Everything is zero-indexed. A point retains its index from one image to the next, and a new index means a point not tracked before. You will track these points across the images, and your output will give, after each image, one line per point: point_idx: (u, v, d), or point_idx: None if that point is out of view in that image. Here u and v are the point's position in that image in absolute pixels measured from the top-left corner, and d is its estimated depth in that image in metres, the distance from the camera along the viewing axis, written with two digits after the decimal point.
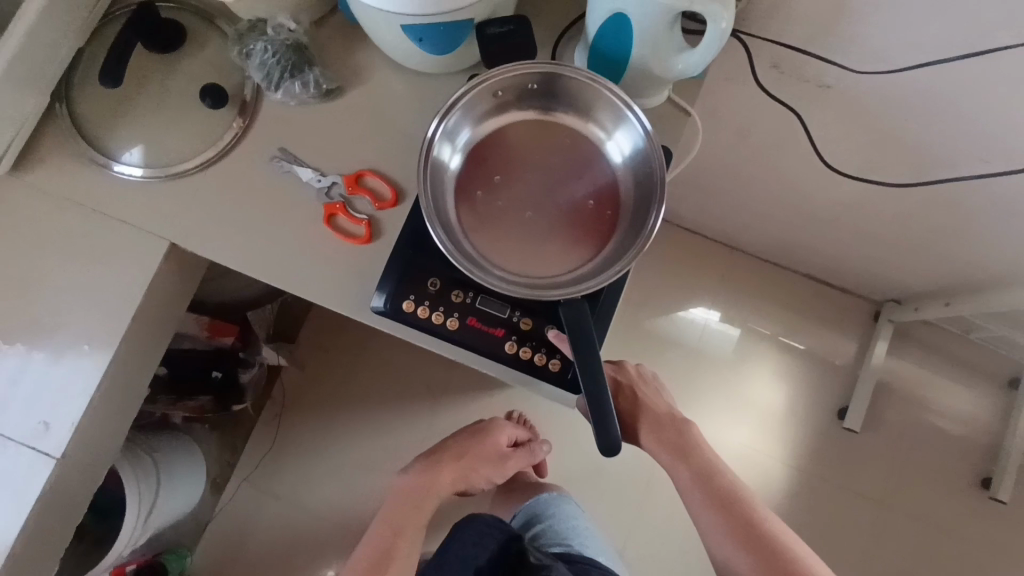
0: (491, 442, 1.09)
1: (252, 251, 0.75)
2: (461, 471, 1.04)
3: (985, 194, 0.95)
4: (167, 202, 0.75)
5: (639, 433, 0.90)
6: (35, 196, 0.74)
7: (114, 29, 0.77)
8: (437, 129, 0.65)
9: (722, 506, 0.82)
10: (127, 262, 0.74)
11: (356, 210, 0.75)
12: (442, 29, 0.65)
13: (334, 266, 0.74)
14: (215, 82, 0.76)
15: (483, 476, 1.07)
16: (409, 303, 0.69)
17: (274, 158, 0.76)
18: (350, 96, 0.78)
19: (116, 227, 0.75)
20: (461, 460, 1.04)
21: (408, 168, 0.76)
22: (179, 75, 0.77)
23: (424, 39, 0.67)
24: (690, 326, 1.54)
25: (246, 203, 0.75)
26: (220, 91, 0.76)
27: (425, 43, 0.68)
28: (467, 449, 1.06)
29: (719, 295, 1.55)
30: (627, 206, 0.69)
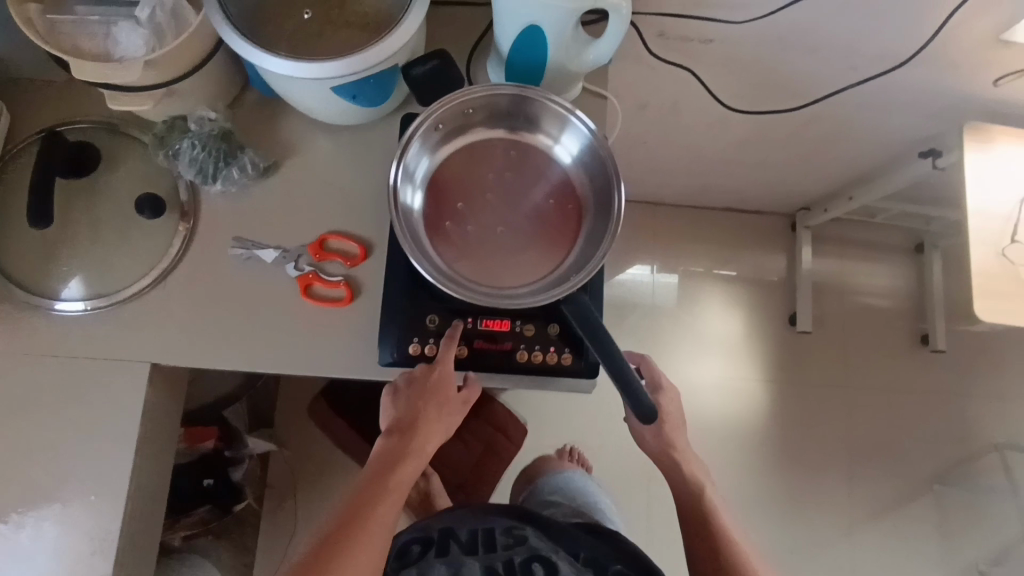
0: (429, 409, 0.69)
1: (241, 345, 0.73)
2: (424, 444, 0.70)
3: (856, 98, 1.08)
4: (135, 326, 0.72)
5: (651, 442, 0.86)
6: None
7: (20, 168, 0.73)
8: (394, 176, 0.68)
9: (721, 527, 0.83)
10: (112, 395, 0.70)
11: (330, 274, 0.76)
12: (372, 82, 0.68)
13: (326, 335, 0.75)
14: (147, 191, 0.74)
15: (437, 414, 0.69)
16: (415, 346, 0.71)
17: (233, 249, 0.75)
18: (288, 167, 0.78)
19: (90, 365, 0.71)
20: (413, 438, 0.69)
21: (368, 220, 0.77)
22: (107, 194, 0.74)
23: (357, 95, 0.69)
24: (641, 283, 1.63)
25: (217, 301, 0.74)
26: (156, 198, 0.74)
27: (359, 99, 0.70)
28: (410, 414, 0.69)
29: (656, 249, 1.66)
30: (588, 197, 0.74)
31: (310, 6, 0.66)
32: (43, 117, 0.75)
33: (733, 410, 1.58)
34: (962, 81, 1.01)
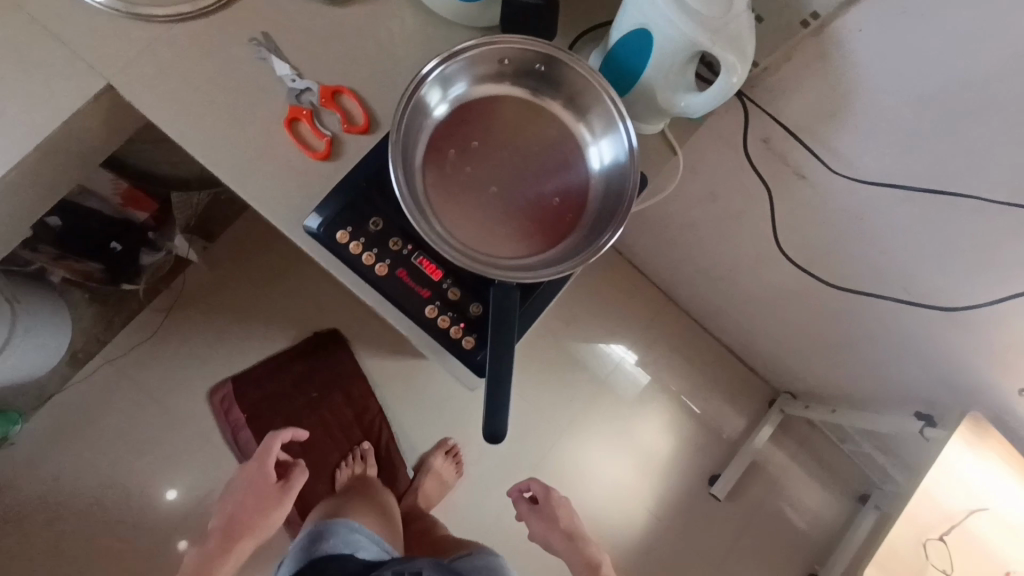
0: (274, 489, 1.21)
1: (198, 128, 0.69)
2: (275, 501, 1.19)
3: (894, 320, 1.02)
4: (120, 42, 0.69)
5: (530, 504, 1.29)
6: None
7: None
8: (433, 69, 0.63)
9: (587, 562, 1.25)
10: (54, 85, 0.67)
11: (323, 124, 0.72)
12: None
13: (278, 171, 0.70)
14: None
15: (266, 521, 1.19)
16: (344, 234, 0.66)
17: (254, 44, 0.72)
18: (354, 8, 0.74)
19: (55, 47, 0.68)
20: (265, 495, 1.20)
21: (388, 104, 0.74)
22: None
23: None
24: (605, 358, 1.58)
25: (206, 75, 0.70)
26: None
27: None
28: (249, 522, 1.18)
29: (641, 338, 1.59)
30: (588, 218, 0.68)
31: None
32: None
33: (605, 519, 1.51)
34: (996, 371, 0.95)
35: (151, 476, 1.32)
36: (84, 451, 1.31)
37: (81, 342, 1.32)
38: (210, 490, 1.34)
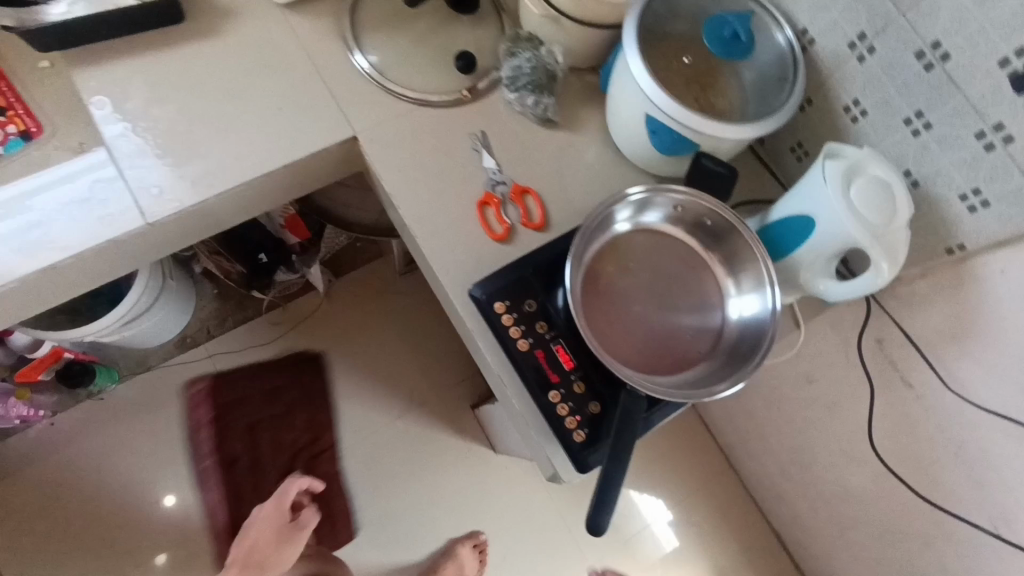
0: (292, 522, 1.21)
1: (408, 187, 0.83)
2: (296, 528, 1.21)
3: (976, 557, 0.99)
4: (375, 108, 0.86)
5: None
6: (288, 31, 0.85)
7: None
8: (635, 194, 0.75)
9: None
10: (316, 125, 0.83)
11: (506, 213, 0.84)
12: (677, 136, 0.76)
13: (458, 239, 0.82)
14: (472, 52, 0.89)
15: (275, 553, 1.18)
16: (502, 305, 0.75)
17: (472, 137, 0.87)
18: (557, 133, 0.89)
19: (327, 97, 0.84)
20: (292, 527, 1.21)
21: (561, 213, 0.86)
22: (452, 32, 0.90)
23: (655, 133, 0.77)
24: (638, 516, 1.53)
25: (428, 150, 0.85)
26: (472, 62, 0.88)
27: (653, 136, 0.78)
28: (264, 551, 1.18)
29: (691, 494, 1.56)
30: (712, 361, 0.75)
31: (693, 54, 0.78)
32: None
33: None
34: None
35: (204, 469, 1.38)
36: (152, 427, 1.38)
37: (194, 328, 1.45)
38: (250, 500, 1.38)
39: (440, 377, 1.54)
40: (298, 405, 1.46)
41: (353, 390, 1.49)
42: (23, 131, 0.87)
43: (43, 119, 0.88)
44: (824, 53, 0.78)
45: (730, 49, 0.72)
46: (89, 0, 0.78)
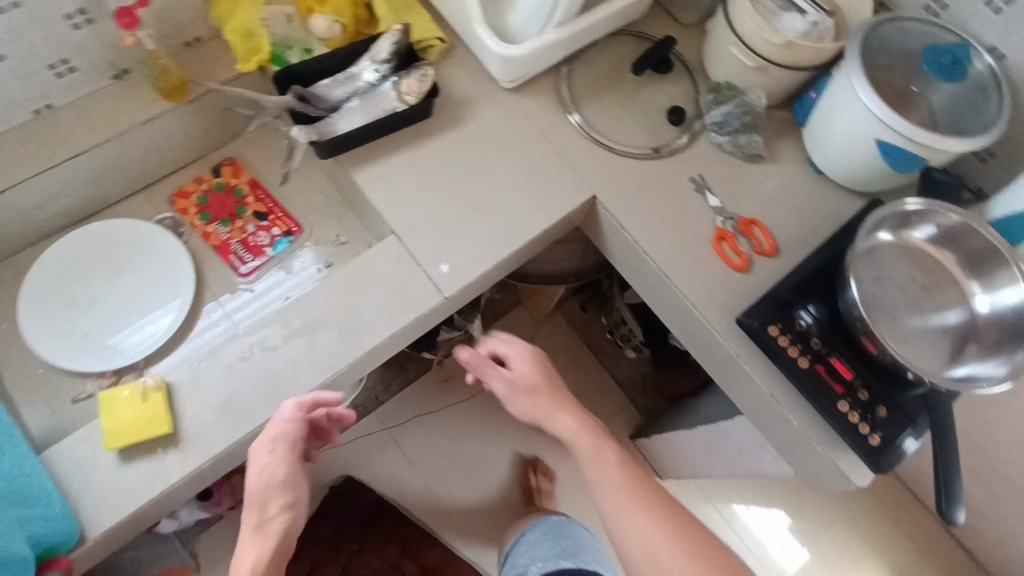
0: (289, 486, 0.71)
1: (650, 232, 0.92)
2: (577, 408, 0.89)
3: None
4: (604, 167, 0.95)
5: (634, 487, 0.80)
6: (518, 112, 0.97)
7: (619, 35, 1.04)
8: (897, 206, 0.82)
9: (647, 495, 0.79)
10: (561, 191, 0.93)
11: (740, 245, 0.93)
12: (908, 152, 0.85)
13: (706, 274, 0.90)
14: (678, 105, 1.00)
15: (273, 507, 0.70)
16: (776, 328, 0.83)
17: (691, 180, 0.96)
18: (764, 167, 0.98)
19: (563, 165, 0.95)
20: (540, 399, 0.89)
21: (787, 238, 0.94)
22: (653, 91, 1.01)
23: (891, 153, 0.86)
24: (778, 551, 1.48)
25: (658, 197, 0.94)
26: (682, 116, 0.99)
27: (889, 158, 0.86)
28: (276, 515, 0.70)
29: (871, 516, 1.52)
30: (978, 354, 0.80)
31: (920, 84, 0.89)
32: (654, 28, 1.06)
33: None
34: None
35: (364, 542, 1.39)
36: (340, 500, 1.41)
37: (362, 397, 1.51)
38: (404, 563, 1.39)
39: (596, 413, 1.57)
40: (471, 458, 1.50)
41: (519, 435, 1.53)
42: (286, 232, 0.96)
43: (300, 219, 0.97)
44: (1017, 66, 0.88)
45: (951, 72, 0.83)
46: (364, 107, 0.89)
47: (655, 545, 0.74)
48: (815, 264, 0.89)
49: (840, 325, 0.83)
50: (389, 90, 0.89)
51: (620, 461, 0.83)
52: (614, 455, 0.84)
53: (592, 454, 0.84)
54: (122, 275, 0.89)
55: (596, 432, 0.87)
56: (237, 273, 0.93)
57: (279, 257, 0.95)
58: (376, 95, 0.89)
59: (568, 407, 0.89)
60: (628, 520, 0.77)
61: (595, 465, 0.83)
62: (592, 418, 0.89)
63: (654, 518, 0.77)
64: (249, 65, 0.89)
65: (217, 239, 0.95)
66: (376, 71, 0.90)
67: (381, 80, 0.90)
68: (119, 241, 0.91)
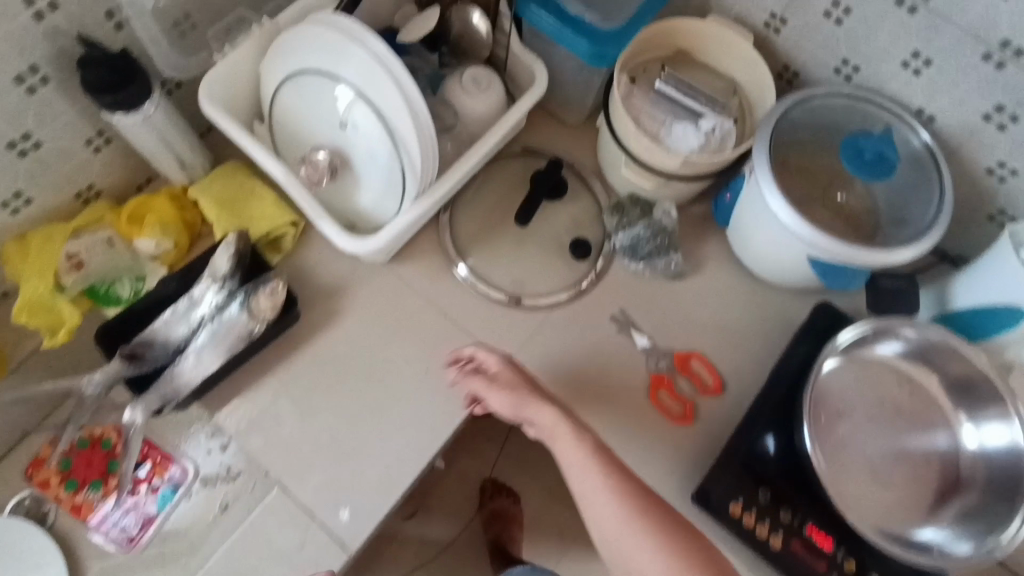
0: None
1: (578, 396, 0.80)
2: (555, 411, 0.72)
3: None
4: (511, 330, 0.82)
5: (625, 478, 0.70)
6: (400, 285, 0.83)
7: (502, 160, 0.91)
8: (842, 341, 0.72)
9: (618, 471, 0.70)
10: None
11: (680, 389, 0.81)
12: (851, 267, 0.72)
13: (649, 434, 0.79)
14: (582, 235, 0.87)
15: None
16: (737, 505, 0.72)
17: (613, 320, 0.83)
18: (691, 281, 0.86)
19: (464, 337, 0.82)
20: (516, 395, 0.73)
21: (732, 363, 0.82)
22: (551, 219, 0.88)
23: (826, 273, 0.74)
24: None
25: (580, 351, 0.82)
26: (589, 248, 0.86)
27: (824, 276, 0.75)
28: None
29: None
30: (973, 492, 0.70)
31: (845, 189, 0.75)
32: (540, 138, 0.91)
33: None
34: None
35: None
36: None
37: None
38: None
39: None
40: None
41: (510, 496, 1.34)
42: (172, 482, 0.76)
43: (184, 458, 0.77)
44: (951, 127, 0.74)
45: (878, 169, 0.68)
46: (214, 341, 0.74)
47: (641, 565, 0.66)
48: (770, 400, 0.77)
49: (809, 486, 0.72)
50: (238, 313, 0.74)
51: (596, 450, 0.71)
52: (592, 441, 0.71)
53: (574, 447, 0.71)
54: None
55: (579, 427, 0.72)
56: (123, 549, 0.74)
57: (166, 514, 0.75)
58: (223, 323, 0.74)
59: (546, 399, 0.73)
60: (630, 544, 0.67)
61: (568, 451, 0.71)
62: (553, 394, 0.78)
63: (613, 503, 0.69)
64: (58, 337, 0.74)
65: (89, 509, 0.76)
66: (218, 292, 0.75)
67: (227, 300, 0.75)
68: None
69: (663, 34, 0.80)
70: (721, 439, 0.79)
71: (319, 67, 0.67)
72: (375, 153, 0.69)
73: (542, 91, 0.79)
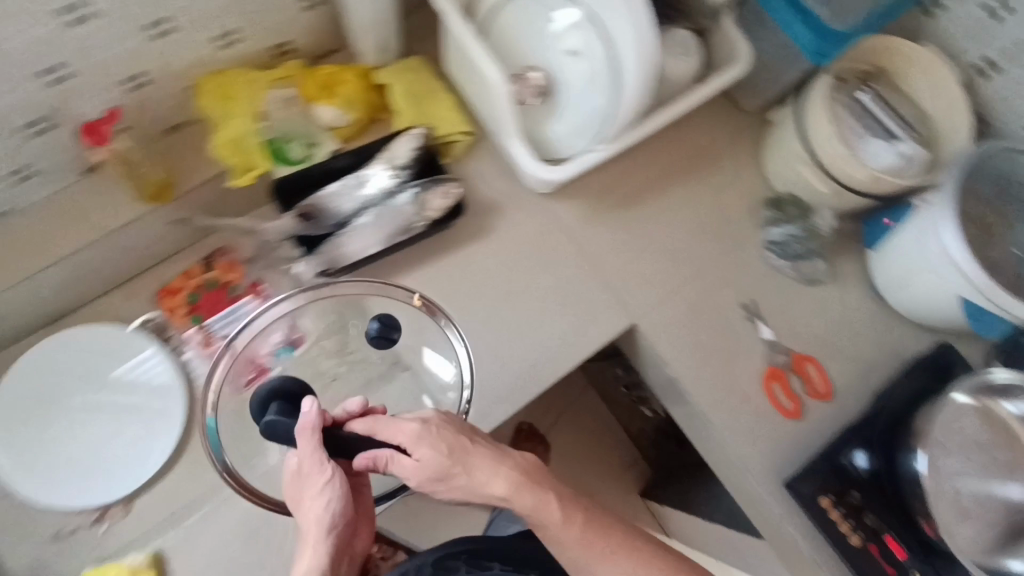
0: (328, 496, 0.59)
1: (695, 366, 0.82)
2: (497, 459, 0.63)
3: None
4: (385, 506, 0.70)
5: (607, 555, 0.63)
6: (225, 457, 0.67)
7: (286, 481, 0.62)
8: (971, 383, 0.75)
9: (613, 541, 0.64)
10: (597, 317, 0.82)
11: (791, 385, 0.83)
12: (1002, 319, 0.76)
13: (752, 418, 0.82)
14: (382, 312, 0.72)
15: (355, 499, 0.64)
16: (828, 499, 0.76)
17: (743, 305, 0.85)
18: (825, 291, 0.87)
19: (601, 284, 0.83)
20: (451, 454, 0.60)
21: (845, 378, 0.84)
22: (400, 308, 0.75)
23: (975, 316, 0.76)
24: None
25: (704, 325, 0.84)
26: (393, 333, 0.71)
27: (975, 321, 0.77)
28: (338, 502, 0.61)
29: None
30: None
31: None
32: (713, 118, 0.91)
33: None
34: None
35: None
36: None
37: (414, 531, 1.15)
38: None
39: (604, 459, 1.45)
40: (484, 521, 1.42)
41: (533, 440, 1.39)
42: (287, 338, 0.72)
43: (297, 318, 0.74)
44: None
45: None
46: (376, 223, 0.76)
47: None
48: (878, 417, 0.80)
49: (897, 502, 0.75)
50: (407, 203, 0.76)
51: (573, 516, 0.63)
52: (557, 503, 0.63)
53: (525, 497, 0.62)
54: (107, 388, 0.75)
55: (536, 478, 0.64)
56: (234, 392, 0.69)
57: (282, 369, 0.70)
58: (390, 208, 0.76)
59: (493, 461, 0.62)
60: None
61: (547, 524, 0.62)
62: (520, 457, 0.65)
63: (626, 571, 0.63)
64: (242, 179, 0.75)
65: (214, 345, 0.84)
66: (390, 177, 0.76)
67: (398, 188, 0.76)
68: (88, 351, 0.77)
69: (877, 48, 0.81)
70: (816, 442, 0.82)
71: None
72: (585, 80, 0.68)
73: (743, 66, 0.78)
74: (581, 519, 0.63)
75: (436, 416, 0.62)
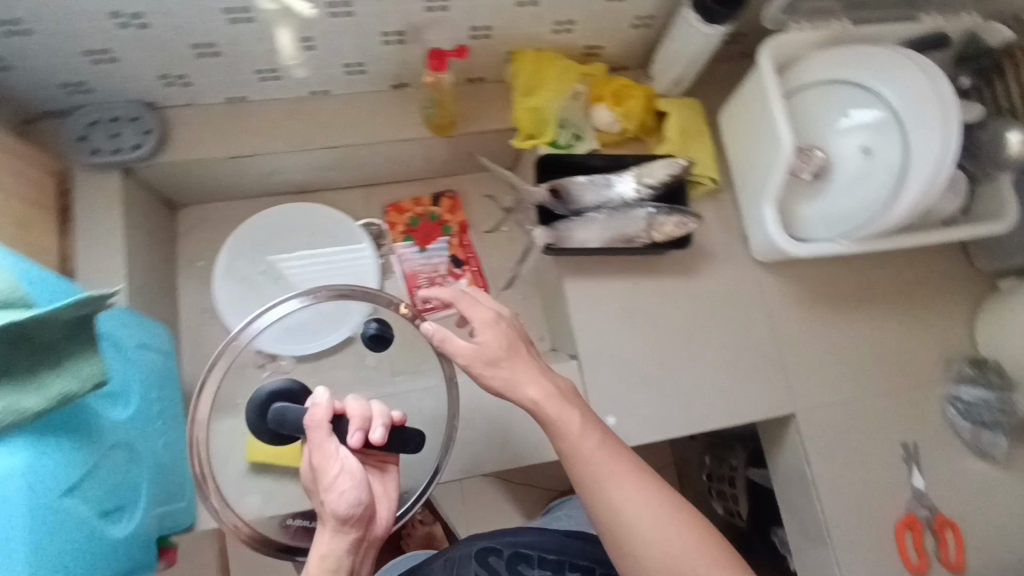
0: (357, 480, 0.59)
1: (834, 479, 0.82)
2: (541, 369, 0.65)
3: None
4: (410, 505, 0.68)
5: (619, 474, 0.60)
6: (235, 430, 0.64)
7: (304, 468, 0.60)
8: None
9: (615, 452, 0.61)
10: (760, 392, 0.84)
11: (925, 543, 0.81)
12: None
13: (871, 553, 0.80)
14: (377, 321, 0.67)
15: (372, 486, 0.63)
16: None
17: (906, 445, 0.84)
18: (994, 470, 0.84)
19: (776, 365, 0.85)
20: (515, 344, 0.65)
21: (983, 563, 0.81)
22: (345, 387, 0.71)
23: None
24: None
25: (858, 446, 0.84)
26: (388, 332, 0.68)
27: None
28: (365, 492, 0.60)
29: None
30: None
31: None
32: (941, 260, 0.91)
33: None
34: None
35: None
36: None
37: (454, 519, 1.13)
38: None
39: None
40: None
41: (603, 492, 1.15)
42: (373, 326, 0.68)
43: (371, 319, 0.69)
44: None
45: None
46: (605, 223, 0.82)
47: (640, 516, 0.58)
48: None
49: None
50: (640, 218, 0.81)
51: (587, 426, 0.62)
52: (580, 415, 0.63)
53: (557, 403, 0.63)
54: (309, 261, 0.94)
55: (570, 398, 0.65)
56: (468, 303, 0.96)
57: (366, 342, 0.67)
58: (624, 215, 0.82)
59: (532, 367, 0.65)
60: (616, 520, 0.59)
61: (579, 444, 0.62)
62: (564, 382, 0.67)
63: (630, 484, 0.60)
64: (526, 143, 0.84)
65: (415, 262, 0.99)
66: (636, 190, 0.82)
67: (638, 202, 0.82)
68: (306, 224, 0.95)
69: None
70: None
71: (878, 83, 0.71)
72: (859, 176, 0.72)
73: (1008, 226, 0.78)
74: (599, 432, 0.62)
75: (512, 314, 0.68)
